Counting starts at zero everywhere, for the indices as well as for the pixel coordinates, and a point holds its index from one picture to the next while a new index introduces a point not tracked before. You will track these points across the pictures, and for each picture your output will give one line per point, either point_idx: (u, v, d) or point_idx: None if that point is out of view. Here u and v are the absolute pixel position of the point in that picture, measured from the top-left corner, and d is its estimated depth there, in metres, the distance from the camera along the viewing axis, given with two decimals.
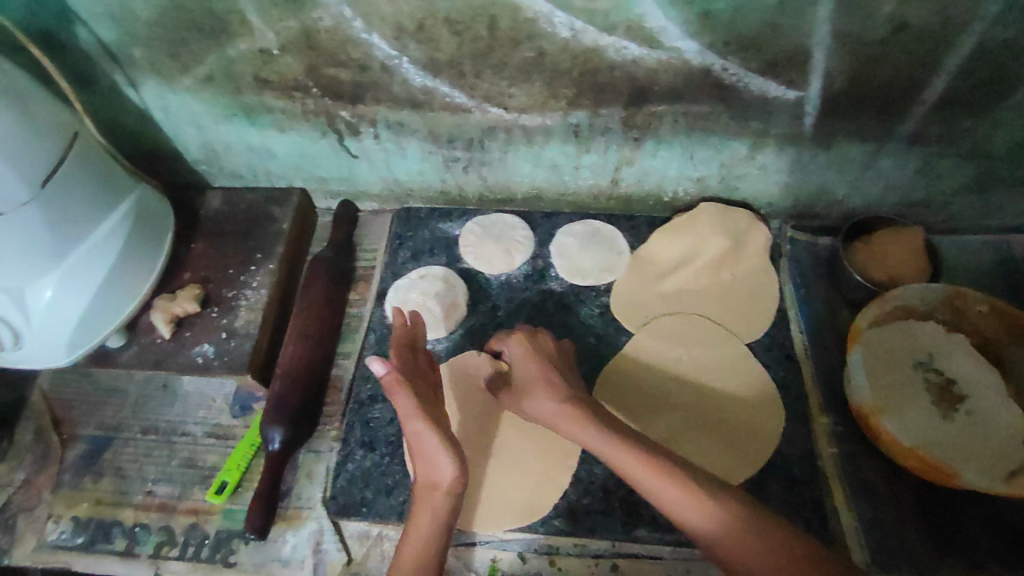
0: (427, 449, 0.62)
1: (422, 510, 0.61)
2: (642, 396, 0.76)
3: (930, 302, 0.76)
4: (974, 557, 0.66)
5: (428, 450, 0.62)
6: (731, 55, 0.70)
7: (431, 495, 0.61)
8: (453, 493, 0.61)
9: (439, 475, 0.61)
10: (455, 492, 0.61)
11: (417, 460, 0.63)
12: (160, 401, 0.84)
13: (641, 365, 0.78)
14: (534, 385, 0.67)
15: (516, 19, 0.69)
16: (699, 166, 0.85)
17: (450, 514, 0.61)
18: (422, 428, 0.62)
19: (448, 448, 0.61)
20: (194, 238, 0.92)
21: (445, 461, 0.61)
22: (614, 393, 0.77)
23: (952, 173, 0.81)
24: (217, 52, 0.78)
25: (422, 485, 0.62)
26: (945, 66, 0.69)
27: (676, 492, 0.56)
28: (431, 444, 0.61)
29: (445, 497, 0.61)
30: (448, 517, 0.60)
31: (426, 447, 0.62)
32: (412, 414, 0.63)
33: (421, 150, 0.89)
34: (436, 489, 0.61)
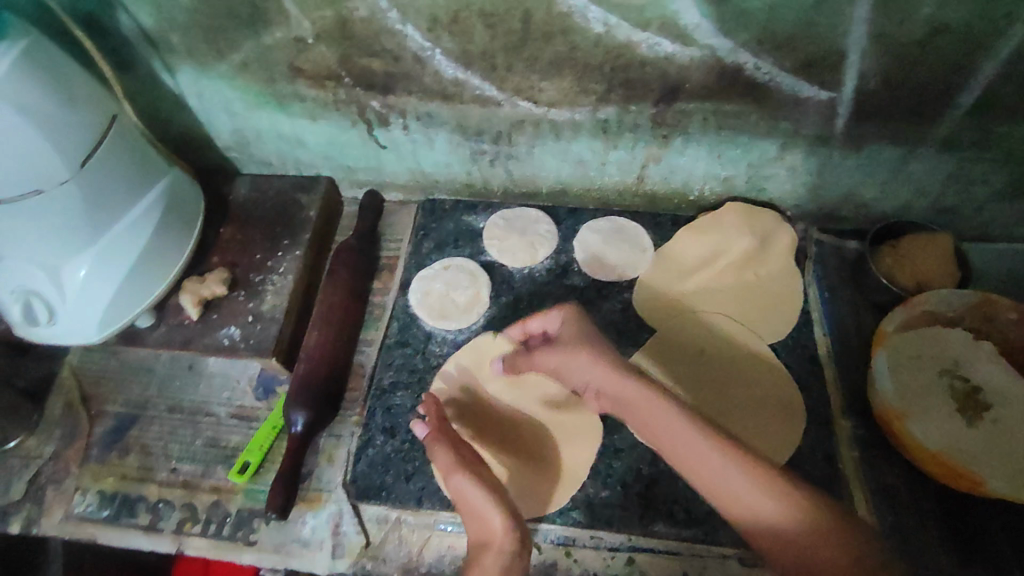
0: (474, 504, 0.63)
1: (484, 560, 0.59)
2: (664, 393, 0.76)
3: (957, 309, 0.75)
4: (997, 566, 0.66)
5: (475, 505, 0.63)
6: (764, 54, 0.70)
7: (483, 555, 0.60)
8: (503, 552, 0.59)
9: (493, 532, 0.61)
10: (508, 547, 0.60)
11: (469, 520, 0.64)
12: (185, 381, 0.86)
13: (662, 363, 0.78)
14: (579, 353, 0.67)
15: (550, 13, 0.69)
16: (726, 165, 0.85)
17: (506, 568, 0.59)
18: (465, 481, 0.64)
19: (494, 503, 0.62)
20: (223, 222, 0.93)
21: (493, 513, 0.62)
22: None
23: (984, 179, 0.80)
24: (254, 39, 0.79)
25: (476, 545, 0.62)
26: (982, 69, 0.68)
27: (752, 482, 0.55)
28: (477, 498, 0.63)
29: (499, 554, 0.59)
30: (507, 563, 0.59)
31: (471, 503, 0.63)
32: (455, 469, 0.65)
33: (449, 142, 0.89)
34: (487, 546, 0.60)
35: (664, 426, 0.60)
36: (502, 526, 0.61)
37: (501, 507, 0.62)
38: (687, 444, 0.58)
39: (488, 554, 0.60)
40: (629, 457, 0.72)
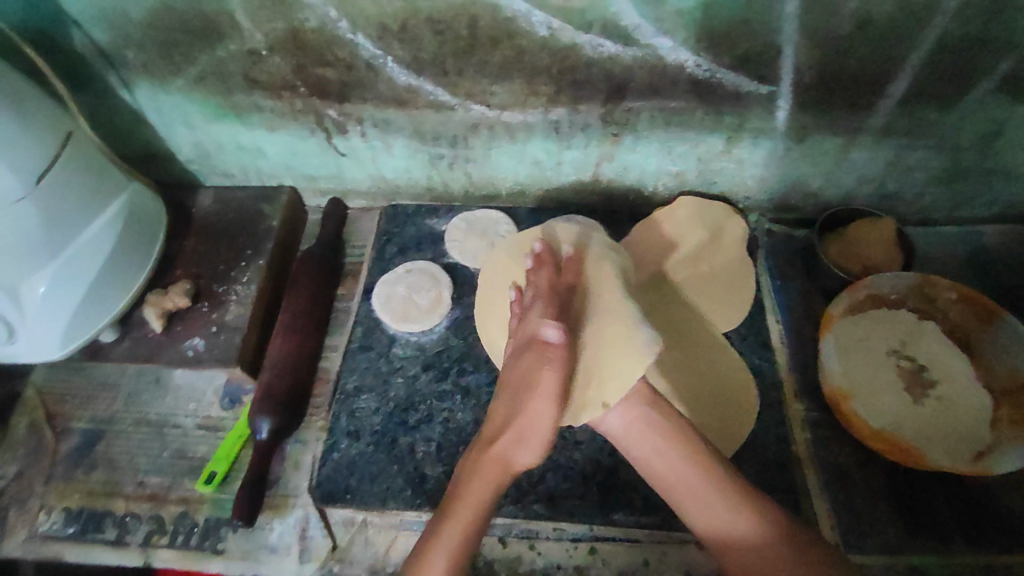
0: (528, 431, 0.64)
1: (484, 475, 0.63)
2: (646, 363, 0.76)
3: (899, 291, 0.79)
4: (943, 538, 0.68)
5: (532, 434, 0.64)
6: (703, 52, 0.73)
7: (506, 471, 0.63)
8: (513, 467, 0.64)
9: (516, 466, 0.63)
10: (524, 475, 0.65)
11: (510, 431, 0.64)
12: (151, 394, 0.86)
13: None
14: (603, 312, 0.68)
15: (495, 18, 0.71)
16: (677, 160, 0.87)
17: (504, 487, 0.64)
18: (546, 410, 0.63)
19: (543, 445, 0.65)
20: (187, 235, 0.94)
21: (534, 448, 0.64)
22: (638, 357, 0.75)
23: (922, 166, 0.83)
24: (208, 53, 0.80)
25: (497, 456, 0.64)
26: (909, 60, 0.71)
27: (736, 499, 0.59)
28: (541, 432, 0.64)
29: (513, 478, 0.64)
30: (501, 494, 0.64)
31: (533, 428, 0.64)
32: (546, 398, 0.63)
33: (408, 147, 0.91)
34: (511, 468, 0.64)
35: (670, 461, 0.63)
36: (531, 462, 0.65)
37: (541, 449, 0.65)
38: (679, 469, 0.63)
39: (509, 474, 0.64)
40: (589, 448, 0.74)
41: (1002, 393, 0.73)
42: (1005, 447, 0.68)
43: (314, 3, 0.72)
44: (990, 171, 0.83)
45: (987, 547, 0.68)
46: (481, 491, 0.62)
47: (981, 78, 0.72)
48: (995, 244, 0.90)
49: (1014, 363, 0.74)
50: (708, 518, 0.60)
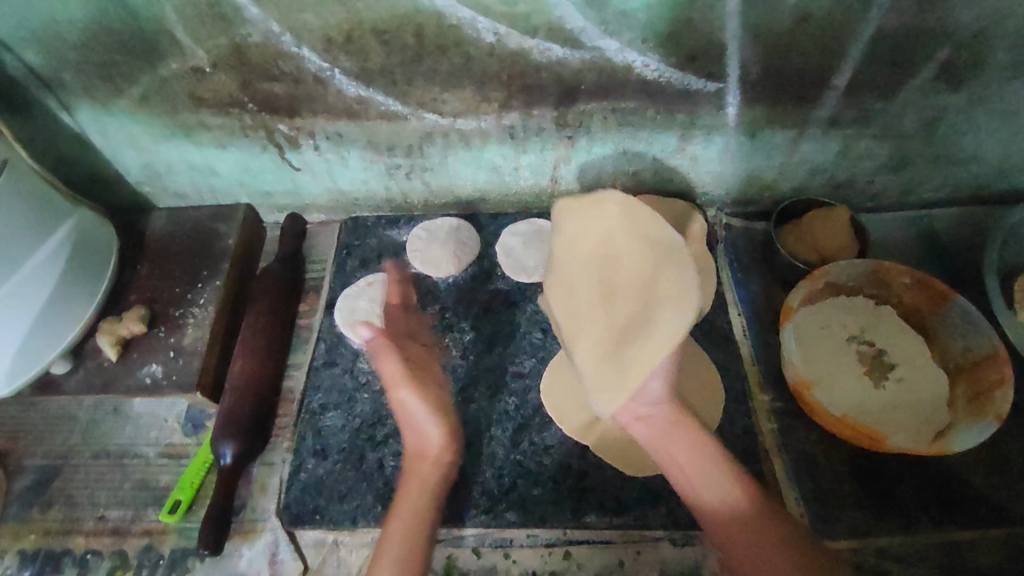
0: (414, 418, 0.71)
1: (410, 473, 0.67)
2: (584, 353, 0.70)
3: (857, 278, 0.80)
4: (908, 517, 0.70)
5: (416, 420, 0.71)
6: (650, 52, 0.73)
7: (420, 463, 0.67)
8: (439, 462, 0.68)
9: (426, 455, 0.68)
10: (444, 462, 0.68)
11: (407, 430, 0.71)
12: (110, 425, 0.84)
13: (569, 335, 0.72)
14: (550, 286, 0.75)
15: (440, 26, 0.71)
16: (633, 160, 0.88)
17: (439, 483, 0.67)
18: (406, 395, 0.71)
19: (435, 418, 0.70)
20: (139, 259, 0.91)
21: (432, 428, 0.70)
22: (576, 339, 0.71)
23: (870, 154, 0.85)
24: (151, 72, 0.78)
25: (411, 453, 0.69)
26: (849, 53, 0.72)
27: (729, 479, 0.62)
28: (419, 413, 0.71)
29: (432, 467, 0.67)
30: (433, 486, 0.66)
31: (414, 416, 0.71)
32: (398, 383, 0.72)
33: (363, 159, 0.90)
34: (425, 458, 0.68)
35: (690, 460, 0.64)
36: (441, 442, 0.69)
37: (444, 427, 0.70)
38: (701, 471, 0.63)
39: (427, 465, 0.67)
40: (559, 452, 0.74)
41: (958, 371, 0.75)
42: (963, 424, 0.69)
43: (255, 18, 0.71)
44: (935, 157, 0.85)
45: (951, 523, 0.69)
46: (414, 483, 0.66)
47: (919, 68, 0.74)
48: (945, 227, 0.92)
49: (966, 342, 0.75)
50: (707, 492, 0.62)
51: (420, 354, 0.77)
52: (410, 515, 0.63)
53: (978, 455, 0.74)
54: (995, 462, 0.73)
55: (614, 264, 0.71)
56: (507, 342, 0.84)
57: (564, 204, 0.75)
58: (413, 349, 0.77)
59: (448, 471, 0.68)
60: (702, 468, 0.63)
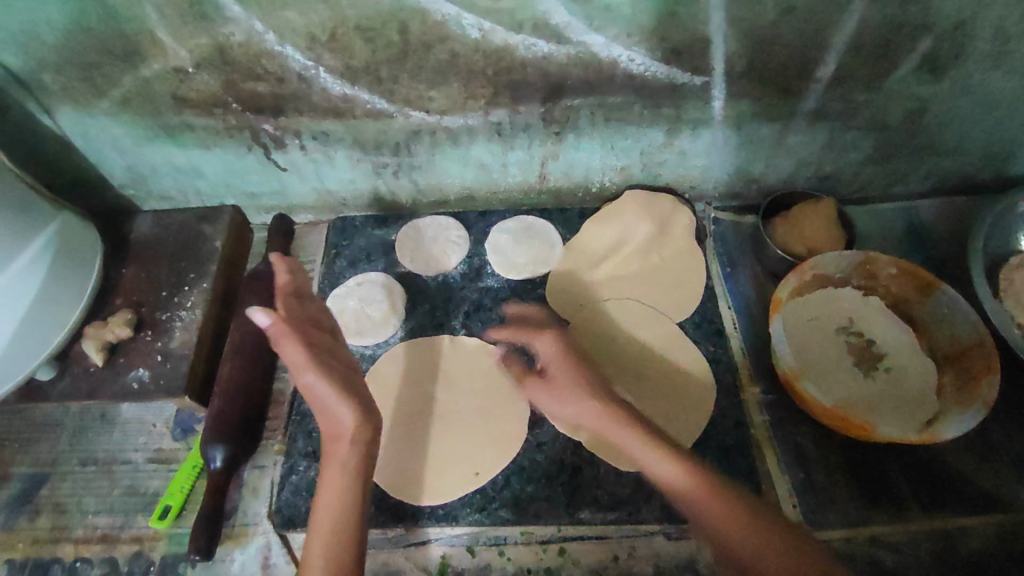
0: (324, 402, 0.66)
1: (331, 465, 0.63)
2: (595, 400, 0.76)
3: (844, 270, 0.81)
4: (899, 506, 0.70)
5: (325, 401, 0.66)
6: (635, 46, 0.73)
7: (337, 446, 0.64)
8: (358, 442, 0.64)
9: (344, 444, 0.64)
10: (362, 440, 0.64)
11: (318, 413, 0.67)
12: (98, 431, 0.82)
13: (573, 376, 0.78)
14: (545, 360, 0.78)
15: (425, 23, 0.70)
16: (621, 156, 0.88)
17: (361, 462, 0.63)
18: (313, 378, 0.66)
19: (345, 398, 0.65)
20: (125, 263, 0.90)
21: (343, 408, 0.65)
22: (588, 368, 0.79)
23: (856, 145, 0.86)
24: (132, 73, 0.77)
25: (327, 437, 0.66)
26: (834, 45, 0.73)
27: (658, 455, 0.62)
28: (327, 397, 0.65)
29: (350, 448, 0.64)
30: (354, 471, 0.63)
31: (320, 399, 0.66)
32: (303, 366, 0.67)
33: (349, 158, 0.89)
34: (340, 440, 0.64)
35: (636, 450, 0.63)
36: (353, 421, 0.65)
37: (353, 404, 0.65)
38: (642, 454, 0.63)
39: (342, 447, 0.64)
40: (552, 449, 0.74)
41: (946, 360, 0.75)
42: (951, 412, 0.69)
43: (237, 17, 0.70)
44: (920, 147, 0.86)
45: (942, 511, 0.69)
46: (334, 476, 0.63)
47: (903, 60, 0.74)
48: (930, 217, 0.93)
49: (953, 331, 0.76)
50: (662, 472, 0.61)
51: (324, 337, 0.71)
52: (334, 497, 0.61)
53: (966, 443, 0.75)
54: (982, 449, 0.74)
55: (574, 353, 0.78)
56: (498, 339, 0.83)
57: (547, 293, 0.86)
58: (318, 332, 0.71)
59: (369, 449, 0.65)
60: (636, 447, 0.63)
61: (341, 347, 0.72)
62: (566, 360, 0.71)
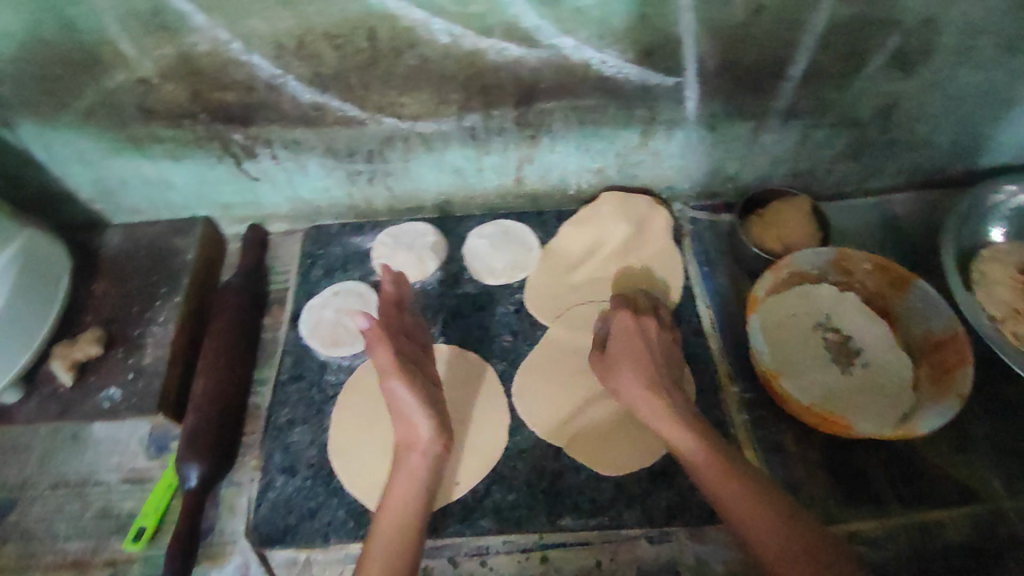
0: (404, 409, 0.67)
1: (402, 472, 0.63)
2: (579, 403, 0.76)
3: (820, 266, 0.81)
4: (879, 502, 0.70)
5: (405, 408, 0.67)
6: (607, 49, 0.73)
7: (407, 453, 0.65)
8: (429, 454, 0.64)
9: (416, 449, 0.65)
10: (433, 453, 0.65)
11: (396, 421, 0.68)
12: (69, 452, 0.80)
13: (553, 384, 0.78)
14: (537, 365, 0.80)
15: (394, 29, 0.69)
16: (596, 158, 0.88)
17: (429, 475, 0.63)
18: (399, 385, 0.68)
19: (424, 408, 0.67)
20: (94, 279, 0.88)
21: (421, 418, 0.66)
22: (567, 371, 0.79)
23: (829, 142, 0.86)
24: (95, 84, 0.75)
25: (400, 445, 0.66)
26: (804, 43, 0.73)
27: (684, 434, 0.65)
28: (408, 404, 0.67)
29: (421, 458, 0.64)
30: (424, 481, 0.63)
31: (402, 406, 0.67)
32: (391, 372, 0.68)
33: (322, 166, 0.88)
34: (413, 448, 0.65)
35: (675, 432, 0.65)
36: (431, 433, 0.65)
37: (431, 415, 0.66)
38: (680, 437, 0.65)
39: (414, 456, 0.64)
40: (532, 456, 0.74)
41: (920, 354, 0.76)
42: (927, 406, 0.70)
43: (202, 26, 0.69)
44: (892, 143, 0.87)
45: (920, 505, 0.70)
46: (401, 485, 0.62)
47: (872, 57, 0.75)
48: (904, 212, 0.94)
49: (927, 324, 0.76)
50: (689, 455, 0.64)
51: (414, 351, 0.74)
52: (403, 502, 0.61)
53: (943, 435, 0.75)
54: (958, 440, 0.75)
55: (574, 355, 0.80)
56: (477, 346, 0.83)
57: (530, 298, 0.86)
58: (408, 345, 0.74)
59: (438, 463, 0.65)
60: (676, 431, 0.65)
61: (428, 365, 0.74)
62: (637, 339, 0.73)
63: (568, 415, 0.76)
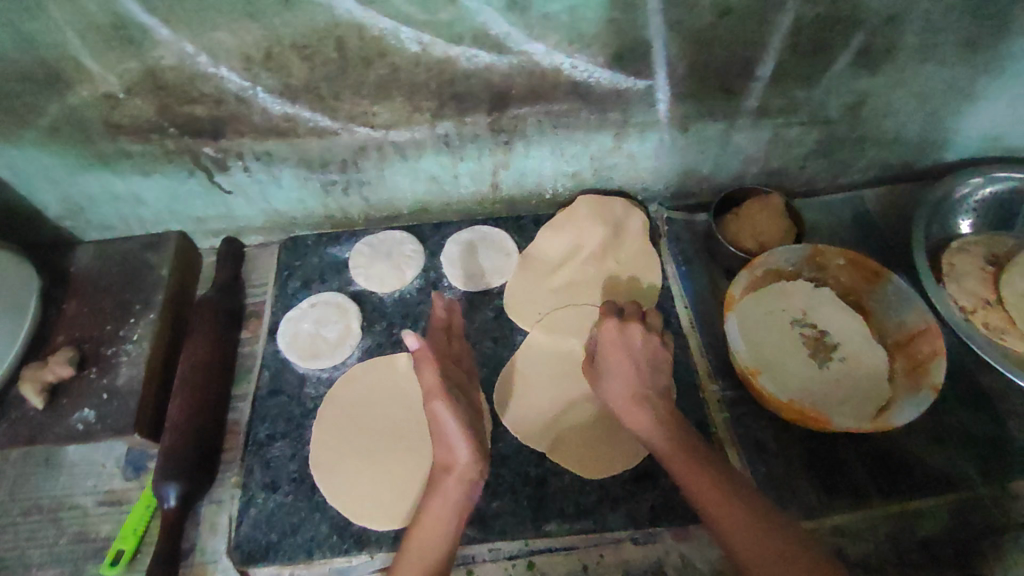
0: (445, 432, 0.66)
1: (436, 493, 0.63)
2: (562, 408, 0.76)
3: (795, 263, 0.82)
4: (858, 495, 0.71)
5: (446, 432, 0.66)
6: (577, 53, 0.73)
7: (443, 476, 0.64)
8: (465, 479, 0.63)
9: (453, 473, 0.63)
10: (468, 478, 0.64)
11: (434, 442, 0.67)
12: (42, 477, 0.79)
13: (535, 389, 0.78)
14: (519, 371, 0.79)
15: (362, 38, 0.69)
16: (571, 161, 0.88)
17: (462, 500, 0.62)
18: (442, 408, 0.67)
19: (466, 434, 0.66)
20: (64, 298, 0.86)
21: (461, 442, 0.65)
22: (549, 374, 0.79)
23: (799, 140, 0.87)
24: (58, 101, 0.74)
25: (437, 467, 0.65)
26: (771, 44, 0.74)
27: (666, 436, 0.66)
28: (451, 428, 0.66)
29: (455, 483, 0.63)
30: (459, 506, 0.62)
31: (444, 429, 0.66)
32: (437, 394, 0.68)
33: (296, 177, 0.87)
34: (449, 472, 0.64)
35: (655, 436, 0.66)
36: (468, 458, 0.64)
37: (472, 442, 0.65)
38: (659, 438, 0.66)
39: (450, 478, 0.63)
40: (516, 463, 0.74)
41: (896, 346, 0.77)
42: (903, 398, 0.71)
43: (167, 40, 0.68)
44: (861, 140, 0.88)
45: (899, 495, 0.71)
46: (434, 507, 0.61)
47: (837, 56, 0.76)
48: (874, 206, 0.96)
49: (901, 317, 0.78)
50: (673, 455, 0.64)
51: (460, 376, 0.73)
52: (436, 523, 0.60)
53: (919, 426, 0.76)
54: (933, 431, 0.76)
55: (555, 359, 0.80)
56: None
57: (509, 302, 0.85)
58: (455, 369, 0.73)
59: (471, 490, 0.63)
60: (654, 433, 0.66)
61: (471, 393, 0.72)
62: (624, 350, 0.72)
63: (550, 419, 0.76)
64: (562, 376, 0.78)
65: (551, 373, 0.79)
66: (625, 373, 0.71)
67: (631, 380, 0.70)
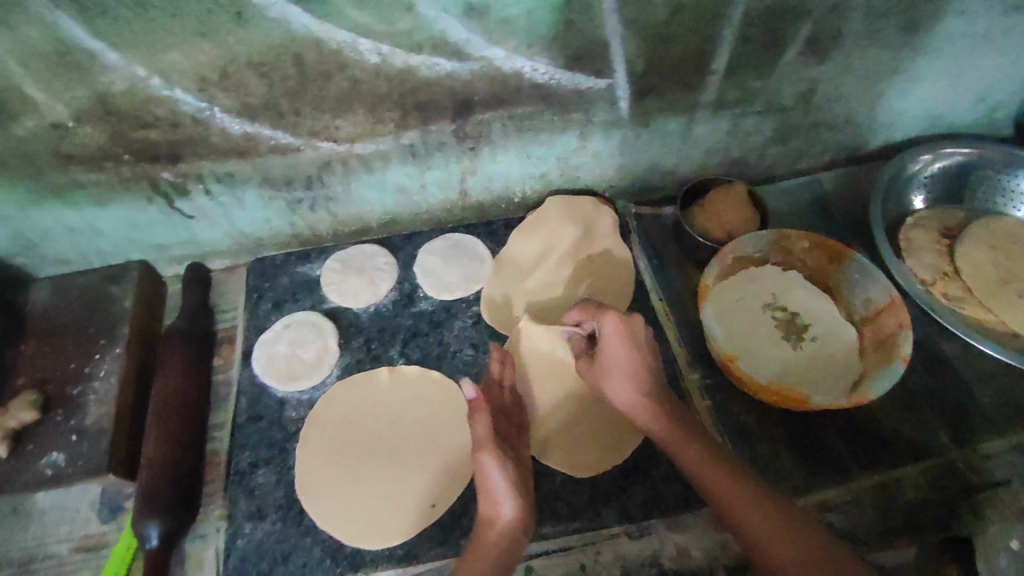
0: (494, 487, 0.64)
1: (478, 550, 0.61)
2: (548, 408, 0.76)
3: (762, 249, 0.85)
4: (842, 471, 0.73)
5: (496, 488, 0.64)
6: (537, 56, 0.73)
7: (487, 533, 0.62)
8: (511, 538, 0.61)
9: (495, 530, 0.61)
10: (512, 536, 0.61)
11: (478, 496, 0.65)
12: (11, 528, 0.75)
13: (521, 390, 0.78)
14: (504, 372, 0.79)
15: (320, 52, 0.68)
16: (538, 163, 0.89)
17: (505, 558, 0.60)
18: (492, 463, 0.65)
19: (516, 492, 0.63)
20: (22, 339, 0.83)
21: (509, 500, 0.63)
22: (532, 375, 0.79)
23: (757, 129, 0.90)
24: (3, 134, 0.71)
25: (481, 522, 0.63)
26: (724, 37, 0.76)
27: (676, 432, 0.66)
28: (500, 486, 0.64)
29: (500, 541, 0.61)
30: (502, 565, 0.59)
31: (491, 484, 0.64)
32: (486, 447, 0.65)
33: (260, 198, 0.85)
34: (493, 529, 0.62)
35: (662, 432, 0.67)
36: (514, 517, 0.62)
37: (519, 498, 0.63)
38: (668, 434, 0.66)
39: (493, 536, 0.61)
40: None
41: (864, 323, 0.80)
42: (874, 372, 0.73)
43: (116, 64, 0.66)
44: (815, 125, 0.91)
45: (879, 467, 0.73)
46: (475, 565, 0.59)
47: (787, 45, 0.78)
48: (832, 188, 0.99)
49: (867, 294, 0.80)
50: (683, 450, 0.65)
51: (511, 430, 0.70)
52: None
53: (892, 398, 0.79)
54: (905, 401, 0.79)
55: (537, 360, 0.80)
56: (439, 363, 0.82)
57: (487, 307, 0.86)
58: (506, 422, 0.71)
59: (516, 548, 0.61)
60: (664, 430, 0.66)
61: (523, 448, 0.70)
62: (631, 345, 0.70)
63: (536, 420, 0.76)
64: (547, 376, 0.78)
65: (535, 374, 0.79)
66: (627, 371, 0.70)
67: (634, 379, 0.69)
